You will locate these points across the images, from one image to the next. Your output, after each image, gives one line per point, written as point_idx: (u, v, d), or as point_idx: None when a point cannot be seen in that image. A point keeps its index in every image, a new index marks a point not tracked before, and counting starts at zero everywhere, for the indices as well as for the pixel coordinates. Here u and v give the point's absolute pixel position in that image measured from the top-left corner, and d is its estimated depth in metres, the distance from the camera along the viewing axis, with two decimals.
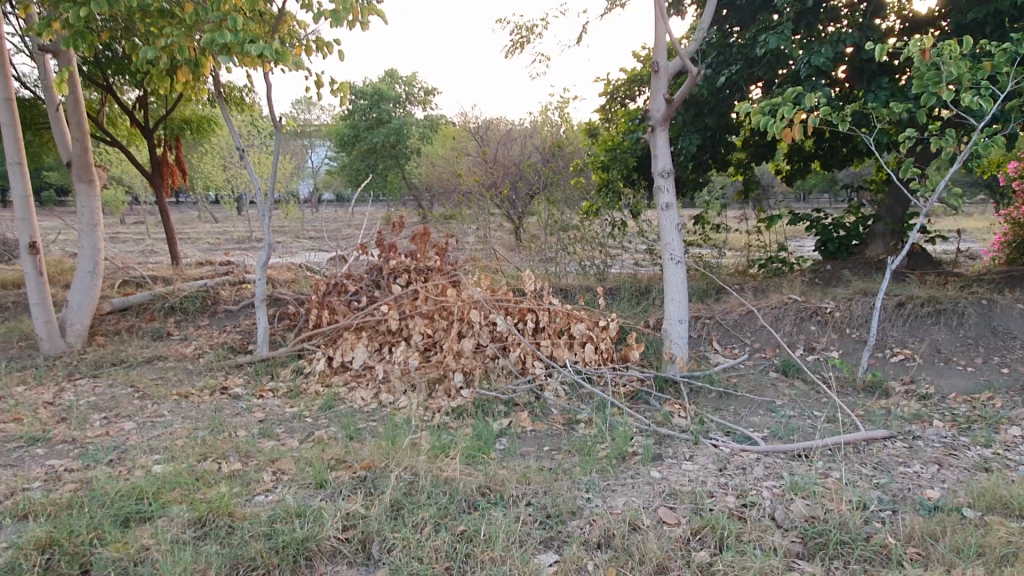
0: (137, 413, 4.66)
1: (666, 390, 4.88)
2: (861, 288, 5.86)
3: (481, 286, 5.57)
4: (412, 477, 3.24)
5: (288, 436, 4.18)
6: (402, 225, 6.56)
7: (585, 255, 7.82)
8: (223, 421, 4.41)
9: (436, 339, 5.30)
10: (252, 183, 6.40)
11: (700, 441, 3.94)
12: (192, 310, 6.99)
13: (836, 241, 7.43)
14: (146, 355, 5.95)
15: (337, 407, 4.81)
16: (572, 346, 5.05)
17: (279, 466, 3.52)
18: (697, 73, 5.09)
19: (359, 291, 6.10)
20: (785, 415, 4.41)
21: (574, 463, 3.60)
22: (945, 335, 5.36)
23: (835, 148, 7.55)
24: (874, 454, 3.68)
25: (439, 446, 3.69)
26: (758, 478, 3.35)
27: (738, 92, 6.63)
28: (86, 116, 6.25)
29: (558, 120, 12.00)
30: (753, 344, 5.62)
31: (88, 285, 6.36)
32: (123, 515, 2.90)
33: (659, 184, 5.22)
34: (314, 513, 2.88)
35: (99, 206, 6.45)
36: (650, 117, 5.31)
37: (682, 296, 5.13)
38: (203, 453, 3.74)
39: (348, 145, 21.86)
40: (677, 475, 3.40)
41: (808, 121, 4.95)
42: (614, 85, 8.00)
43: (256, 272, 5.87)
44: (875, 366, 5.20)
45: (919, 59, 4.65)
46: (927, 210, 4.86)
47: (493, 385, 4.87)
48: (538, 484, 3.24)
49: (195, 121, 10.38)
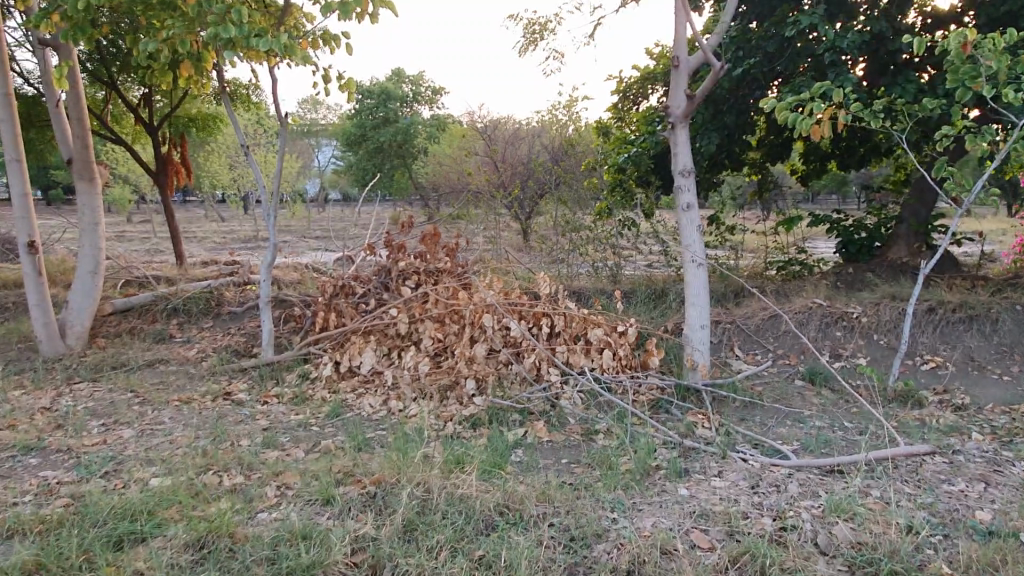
0: (136, 420, 4.48)
1: (688, 399, 4.66)
2: (888, 292, 5.64)
3: (493, 288, 5.35)
4: (425, 493, 3.04)
5: (294, 446, 4.00)
6: (411, 225, 6.35)
7: (596, 256, 7.59)
8: (225, 429, 4.23)
9: (447, 344, 5.09)
10: (257, 181, 6.15)
11: (728, 454, 3.71)
12: (196, 312, 6.78)
13: (858, 242, 7.14)
14: (148, 358, 5.77)
15: (344, 414, 4.62)
16: (589, 353, 4.84)
17: (284, 480, 3.34)
18: (721, 68, 4.86)
19: (367, 293, 5.92)
20: (815, 427, 4.20)
21: (595, 478, 3.40)
22: (978, 343, 5.13)
23: (854, 147, 7.32)
24: (916, 470, 3.46)
25: (453, 459, 3.49)
26: (795, 496, 3.14)
27: (759, 87, 6.40)
28: (86, 112, 6.06)
29: (567, 119, 11.77)
30: (776, 350, 5.40)
31: (89, 286, 6.18)
32: (117, 535, 2.72)
33: (680, 184, 5.01)
34: (321, 535, 2.68)
35: (101, 204, 6.27)
36: (669, 114, 5.09)
37: (704, 301, 4.91)
38: (204, 465, 3.56)
39: (354, 145, 21.78)
40: (707, 493, 3.19)
41: (838, 118, 4.73)
42: (627, 83, 7.79)
43: (262, 273, 5.65)
44: (906, 374, 4.97)
45: (956, 53, 4.42)
46: (962, 211, 4.65)
47: (507, 393, 4.68)
48: (559, 503, 3.02)
49: (200, 120, 10.16)
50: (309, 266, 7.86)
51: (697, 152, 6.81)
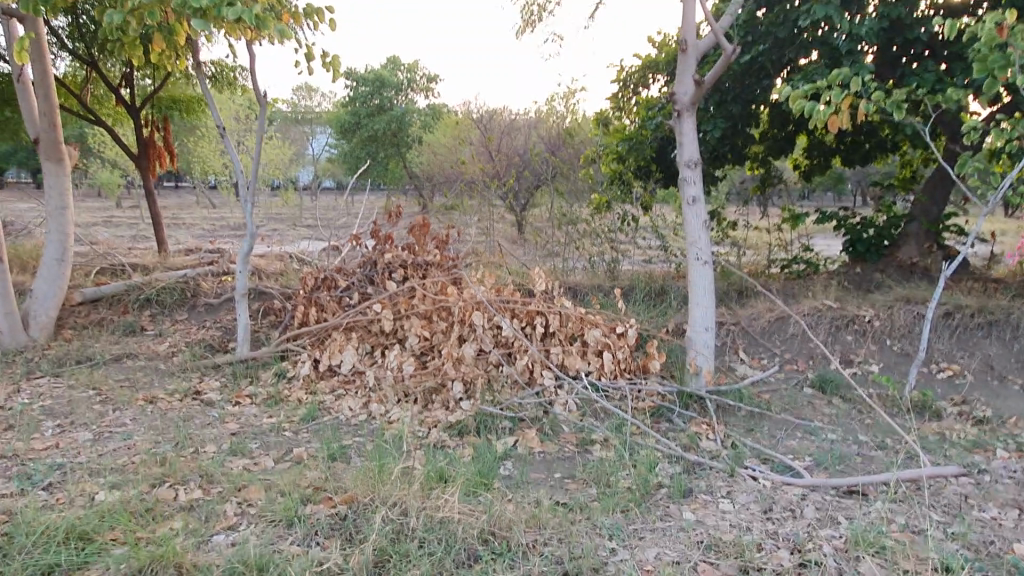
0: (94, 422, 4.15)
1: (691, 408, 4.34)
2: (902, 294, 5.33)
3: (484, 284, 4.99)
4: (401, 517, 2.71)
5: (264, 454, 3.68)
6: (399, 215, 5.99)
7: (593, 250, 7.24)
8: (190, 435, 3.90)
9: (434, 342, 4.76)
10: (233, 162, 5.55)
11: (737, 472, 3.39)
12: (170, 303, 6.41)
13: (867, 240, 6.67)
14: (115, 352, 5.41)
15: (321, 417, 4.30)
16: (586, 355, 4.50)
17: (246, 496, 3.02)
18: (733, 52, 4.51)
19: (350, 286, 5.53)
20: (828, 440, 3.90)
21: (592, 499, 3.10)
22: (998, 350, 4.85)
23: (859, 142, 7.00)
24: (943, 493, 3.15)
25: (435, 474, 3.17)
26: (812, 524, 2.84)
27: (766, 77, 6.08)
28: (53, 88, 5.67)
29: (565, 109, 11.44)
30: (783, 354, 5.10)
31: (55, 273, 5.82)
32: (47, 565, 2.40)
33: (685, 176, 4.67)
34: (279, 568, 2.37)
35: (69, 186, 5.90)
36: (675, 101, 4.73)
37: (710, 302, 4.57)
38: (161, 476, 3.23)
39: (348, 133, 21.38)
40: (716, 519, 2.88)
41: (858, 108, 4.38)
42: (628, 72, 7.37)
43: (238, 263, 5.28)
44: (922, 383, 4.68)
45: (989, 38, 4.05)
46: (988, 211, 4.28)
47: (497, 398, 4.35)
48: (551, 530, 2.71)
49: (184, 102, 9.75)
50: (294, 257, 7.52)
51: (701, 145, 6.48)
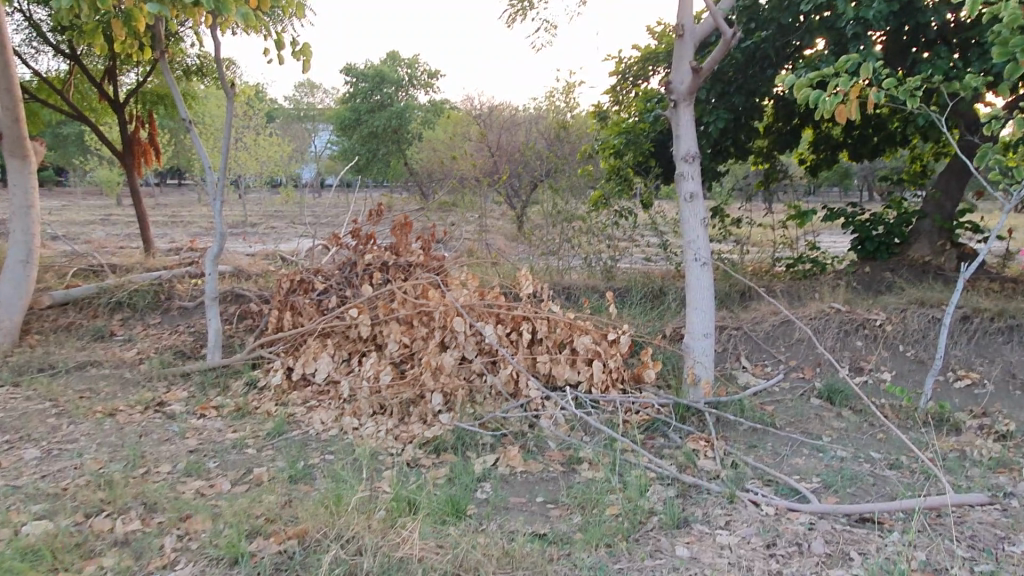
0: (44, 438, 3.84)
1: (688, 421, 4.01)
2: (916, 296, 4.99)
3: (468, 286, 4.65)
4: (355, 556, 2.43)
5: (220, 475, 3.37)
6: (382, 213, 5.64)
7: (590, 248, 6.91)
8: (144, 453, 3.60)
9: (414, 350, 4.42)
10: (200, 157, 5.11)
11: (736, 497, 3.07)
12: (142, 306, 6.10)
13: (876, 240, 6.30)
14: (80, 359, 5.13)
15: (289, 431, 4.00)
16: (575, 363, 4.17)
17: (189, 527, 2.71)
18: (732, 37, 4.14)
19: (329, 289, 5.19)
20: (837, 458, 3.58)
21: (575, 529, 2.79)
22: (1020, 356, 4.51)
23: (869, 135, 6.64)
24: (966, 522, 2.83)
25: (401, 501, 2.85)
26: (821, 563, 2.53)
27: (770, 66, 5.73)
28: (17, 82, 5.36)
29: (566, 103, 11.09)
30: (788, 362, 4.77)
31: (20, 276, 5.51)
32: None
33: (682, 171, 4.33)
34: None
35: (35, 185, 5.59)
36: (671, 90, 4.37)
37: (709, 306, 4.24)
38: (100, 504, 2.93)
39: (348, 129, 21.09)
40: (714, 555, 2.57)
41: (868, 97, 4.01)
42: (626, 63, 6.96)
43: (208, 266, 4.95)
44: (938, 393, 4.36)
45: (1012, 21, 3.67)
46: (1011, 209, 3.91)
47: (478, 410, 4.03)
48: (526, 571, 2.42)
49: (170, 96, 9.36)
50: (278, 256, 7.20)
51: (701, 138, 6.13)
